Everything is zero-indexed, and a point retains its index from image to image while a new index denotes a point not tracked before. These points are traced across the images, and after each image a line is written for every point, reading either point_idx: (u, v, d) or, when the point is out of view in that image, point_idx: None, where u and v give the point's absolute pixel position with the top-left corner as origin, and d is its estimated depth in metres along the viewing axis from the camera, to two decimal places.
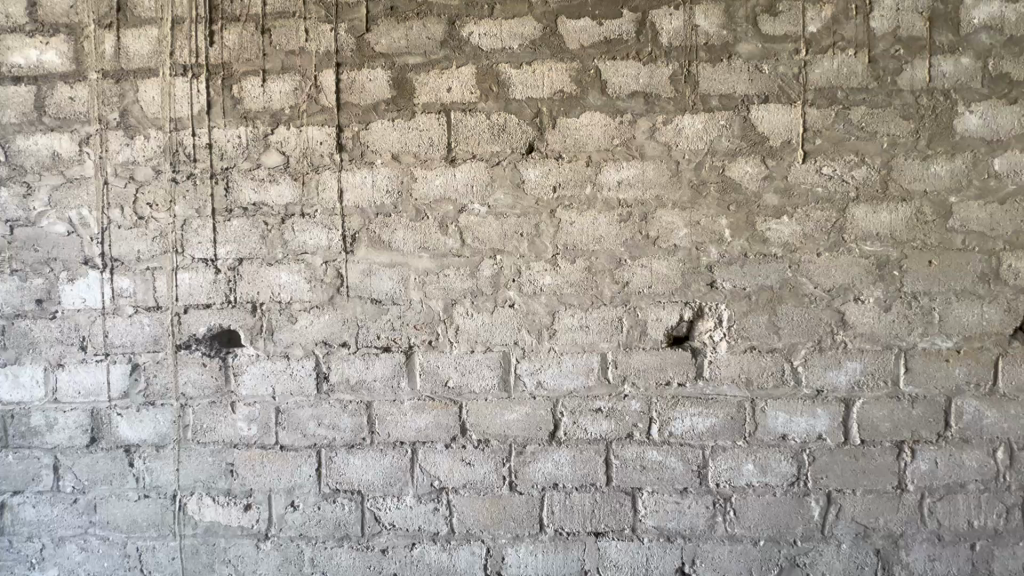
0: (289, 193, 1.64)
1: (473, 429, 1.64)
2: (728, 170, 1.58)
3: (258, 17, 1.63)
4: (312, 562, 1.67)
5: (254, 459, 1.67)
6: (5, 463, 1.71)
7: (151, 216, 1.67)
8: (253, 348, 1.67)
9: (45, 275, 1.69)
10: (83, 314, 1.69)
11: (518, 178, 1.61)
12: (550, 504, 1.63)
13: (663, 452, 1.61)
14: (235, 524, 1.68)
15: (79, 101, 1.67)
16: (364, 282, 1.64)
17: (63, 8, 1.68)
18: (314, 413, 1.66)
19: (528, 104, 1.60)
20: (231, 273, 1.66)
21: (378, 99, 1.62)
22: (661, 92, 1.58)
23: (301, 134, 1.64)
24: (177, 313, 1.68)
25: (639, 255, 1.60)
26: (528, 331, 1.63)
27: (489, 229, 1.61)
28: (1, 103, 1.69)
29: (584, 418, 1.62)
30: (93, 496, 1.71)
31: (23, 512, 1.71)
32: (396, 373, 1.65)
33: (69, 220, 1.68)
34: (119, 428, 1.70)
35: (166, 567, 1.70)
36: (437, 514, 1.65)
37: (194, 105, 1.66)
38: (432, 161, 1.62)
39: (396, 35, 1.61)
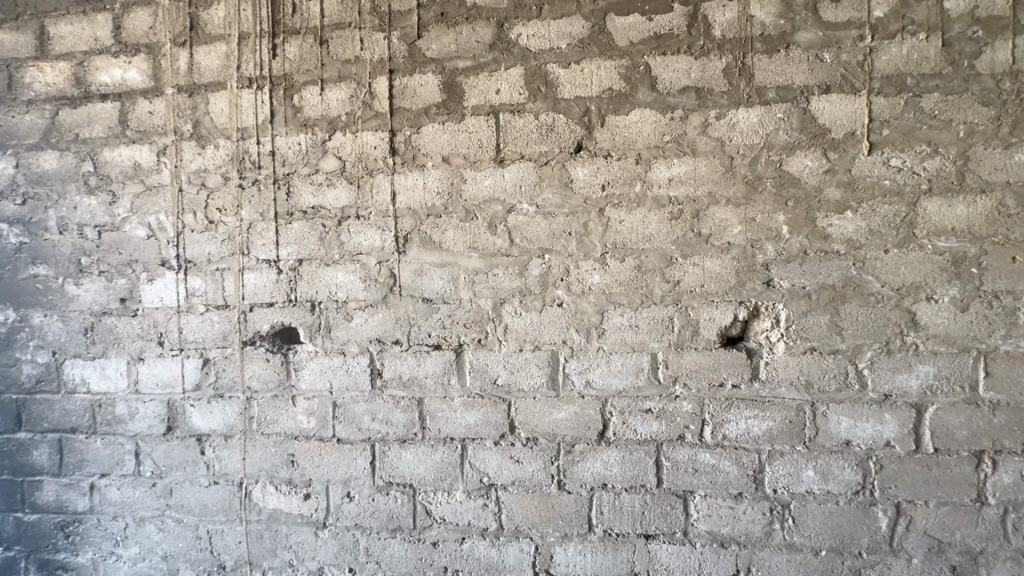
0: (345, 196, 1.71)
1: (522, 427, 1.65)
2: (786, 165, 1.52)
3: (316, 29, 1.72)
4: (366, 551, 1.73)
5: (313, 450, 1.76)
6: (94, 447, 1.87)
7: (220, 220, 1.78)
8: (312, 344, 1.76)
9: (128, 276, 1.84)
10: (161, 311, 1.83)
11: (567, 177, 1.61)
12: (598, 504, 1.62)
13: (716, 455, 1.57)
14: (296, 512, 1.77)
15: (157, 115, 1.81)
16: (415, 282, 1.69)
17: (143, 30, 1.82)
18: (369, 408, 1.73)
19: (576, 103, 1.60)
20: (292, 273, 1.75)
21: (429, 104, 1.67)
22: (714, 87, 1.54)
23: (357, 139, 1.70)
24: (243, 311, 1.79)
25: (691, 253, 1.57)
26: (577, 330, 1.63)
27: (538, 229, 1.62)
28: (90, 119, 1.85)
29: (633, 419, 1.60)
30: (169, 481, 1.84)
31: (109, 494, 1.87)
32: (447, 371, 1.69)
33: (149, 225, 1.82)
34: (192, 418, 1.82)
35: (234, 549, 1.81)
36: (486, 510, 1.68)
37: (259, 115, 1.76)
38: (481, 162, 1.64)
39: (446, 40, 1.65)
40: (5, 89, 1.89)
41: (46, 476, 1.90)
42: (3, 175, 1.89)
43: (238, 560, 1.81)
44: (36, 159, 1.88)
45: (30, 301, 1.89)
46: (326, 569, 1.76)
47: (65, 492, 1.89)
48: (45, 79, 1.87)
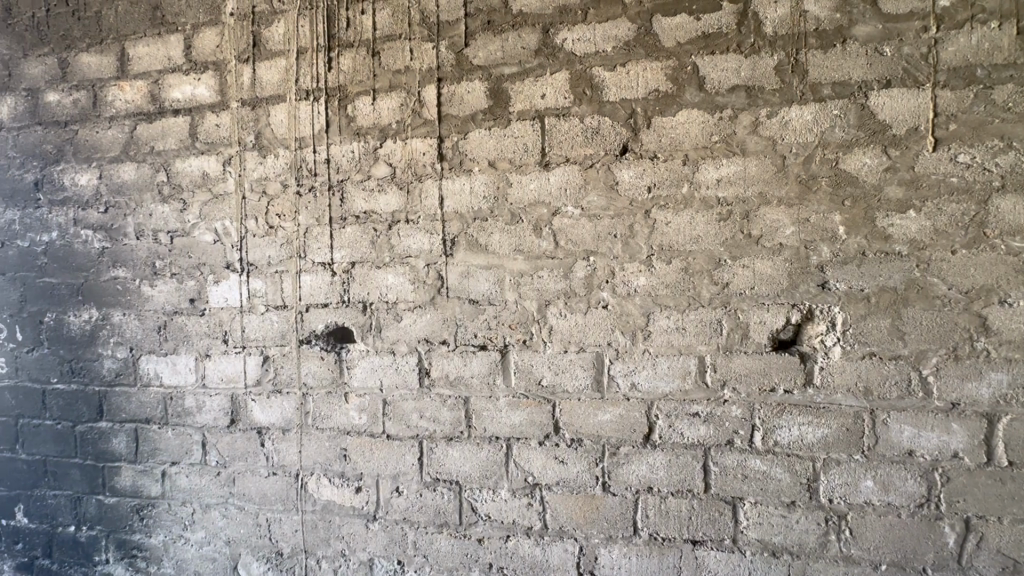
0: (395, 201, 1.78)
1: (566, 428, 1.66)
2: (842, 163, 1.47)
3: (369, 41, 1.79)
4: (414, 545, 1.79)
5: (364, 446, 1.83)
6: (165, 437, 2.02)
7: (279, 225, 1.89)
8: (363, 344, 1.83)
9: (197, 278, 1.97)
10: (226, 311, 1.95)
11: (612, 180, 1.61)
12: (644, 507, 1.61)
13: (767, 461, 1.53)
14: (348, 504, 1.85)
15: (223, 128, 1.94)
16: (462, 284, 1.73)
17: (211, 48, 1.95)
18: (417, 406, 1.78)
19: (621, 106, 1.60)
20: (346, 275, 1.83)
21: (476, 110, 1.71)
22: (765, 85, 1.51)
23: (407, 146, 1.77)
24: (300, 311, 1.89)
25: (740, 255, 1.54)
26: (622, 332, 1.62)
27: (583, 231, 1.63)
28: (164, 132, 2.00)
29: (680, 422, 1.59)
30: (232, 471, 1.96)
31: (178, 481, 2.01)
32: (492, 371, 1.72)
33: (215, 230, 1.95)
34: (253, 411, 1.93)
35: (291, 538, 1.90)
36: (531, 509, 1.70)
37: (315, 125, 1.85)
38: (527, 166, 1.67)
39: (493, 47, 1.69)
40: (91, 108, 2.07)
41: (123, 463, 2.06)
42: (89, 186, 2.07)
43: (294, 548, 1.90)
44: (117, 171, 2.05)
45: (111, 301, 2.06)
46: (376, 560, 1.83)
47: (140, 478, 2.04)
48: (125, 97, 2.04)
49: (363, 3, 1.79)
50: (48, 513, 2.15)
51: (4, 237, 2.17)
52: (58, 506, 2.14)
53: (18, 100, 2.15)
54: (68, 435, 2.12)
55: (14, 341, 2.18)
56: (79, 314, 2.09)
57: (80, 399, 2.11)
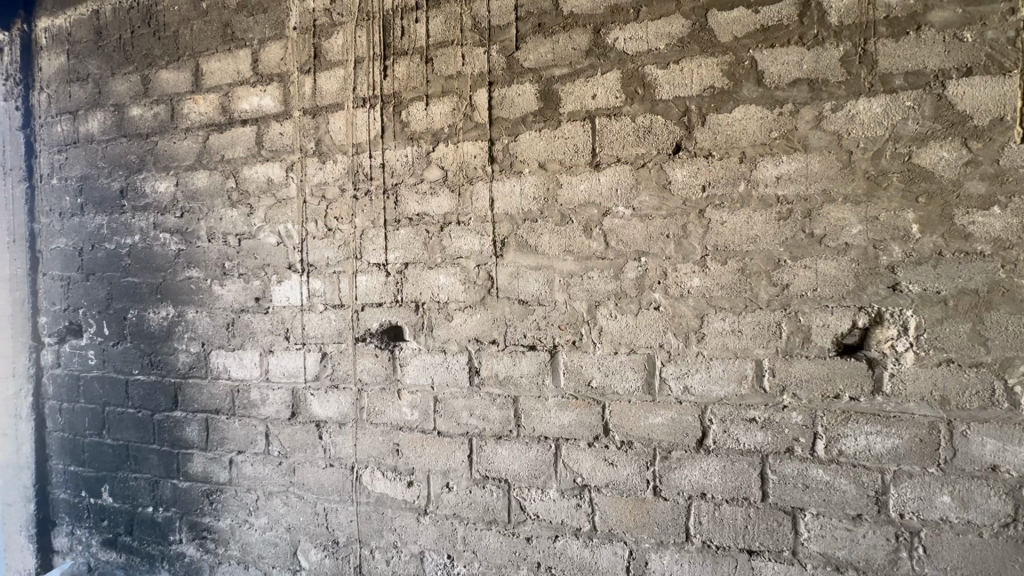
0: (447, 204, 1.82)
1: (616, 429, 1.65)
2: (915, 157, 1.39)
3: (423, 49, 1.84)
4: (464, 540, 1.82)
5: (416, 441, 1.88)
6: (233, 427, 2.15)
7: (337, 227, 1.97)
8: (415, 342, 1.88)
9: (262, 278, 2.09)
10: (288, 309, 2.06)
11: (664, 179, 1.59)
12: (697, 513, 1.58)
13: (831, 471, 1.46)
14: (400, 498, 1.91)
15: (286, 136, 2.05)
16: (512, 284, 1.75)
17: (275, 61, 2.06)
18: (467, 404, 1.82)
19: (675, 104, 1.58)
20: (399, 275, 1.89)
21: (527, 112, 1.73)
22: (830, 77, 1.45)
23: (458, 149, 1.80)
24: (356, 310, 1.96)
25: (802, 255, 1.48)
26: (675, 334, 1.60)
27: (634, 231, 1.62)
28: (233, 142, 2.13)
29: (736, 427, 1.54)
30: (292, 461, 2.06)
31: (244, 469, 2.13)
32: (542, 371, 1.73)
33: (279, 233, 2.06)
34: (312, 405, 2.03)
35: (346, 527, 1.99)
36: (579, 510, 1.69)
37: (371, 131, 1.92)
38: (577, 167, 1.67)
39: (544, 49, 1.70)
40: (169, 120, 2.24)
41: (195, 450, 2.21)
42: (167, 193, 2.24)
43: (349, 537, 1.98)
44: (191, 178, 2.20)
45: (186, 299, 2.22)
46: (426, 553, 1.88)
47: (210, 465, 2.19)
48: (199, 109, 2.19)
49: (417, 12, 1.85)
50: (130, 494, 2.34)
51: (94, 240, 2.38)
52: (138, 488, 2.32)
53: (106, 115, 2.35)
54: (147, 422, 2.30)
55: (102, 335, 2.38)
56: (157, 311, 2.27)
57: (158, 390, 2.28)
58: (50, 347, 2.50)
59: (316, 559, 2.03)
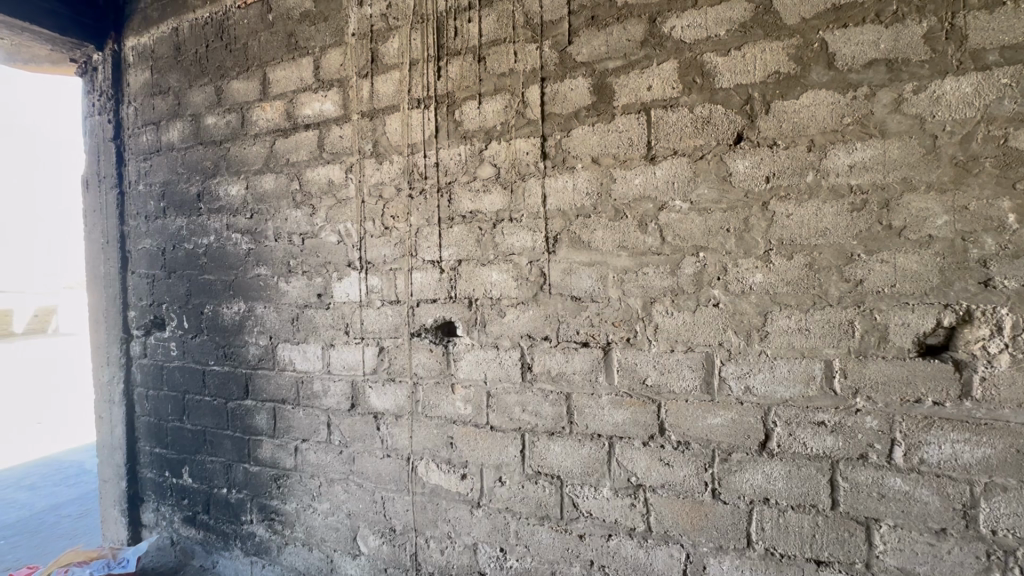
0: (499, 201, 1.83)
1: (672, 429, 1.61)
2: (1012, 140, 1.26)
3: (475, 48, 1.86)
4: (516, 534, 1.84)
5: (469, 435, 1.91)
6: (298, 416, 2.27)
7: (394, 225, 2.04)
8: (469, 337, 1.91)
9: (323, 275, 2.19)
10: (348, 305, 2.15)
11: (724, 171, 1.53)
12: (759, 519, 1.51)
13: (910, 481, 1.36)
14: (454, 490, 1.95)
15: (345, 138, 2.13)
16: (565, 281, 1.74)
17: (335, 67, 2.15)
18: (520, 400, 1.83)
19: (736, 92, 1.51)
20: (453, 272, 1.93)
21: (580, 107, 1.71)
22: (911, 56, 1.34)
23: (511, 147, 1.81)
24: (411, 306, 2.02)
25: (878, 249, 1.38)
26: (736, 332, 1.54)
27: (691, 225, 1.57)
28: (297, 146, 2.25)
29: (803, 431, 1.47)
30: (352, 450, 2.15)
31: (308, 456, 2.25)
32: (595, 368, 1.72)
33: (339, 232, 2.15)
34: (370, 397, 2.11)
35: (403, 516, 2.05)
36: (634, 510, 1.67)
37: (426, 131, 1.97)
38: (632, 161, 1.64)
39: (597, 42, 1.68)
40: (240, 128, 2.39)
41: (264, 437, 2.35)
42: (238, 196, 2.39)
43: (406, 525, 2.05)
44: (260, 182, 2.34)
45: (255, 295, 2.36)
46: (479, 545, 1.91)
47: (277, 451, 2.32)
48: (266, 116, 2.32)
49: (470, 12, 1.87)
50: (207, 476, 2.52)
51: (175, 241, 2.58)
52: (214, 470, 2.50)
53: (185, 125, 2.54)
54: (222, 410, 2.47)
55: (182, 328, 2.58)
56: (230, 306, 2.43)
57: (231, 380, 2.44)
58: (138, 339, 2.74)
59: (374, 546, 2.12)
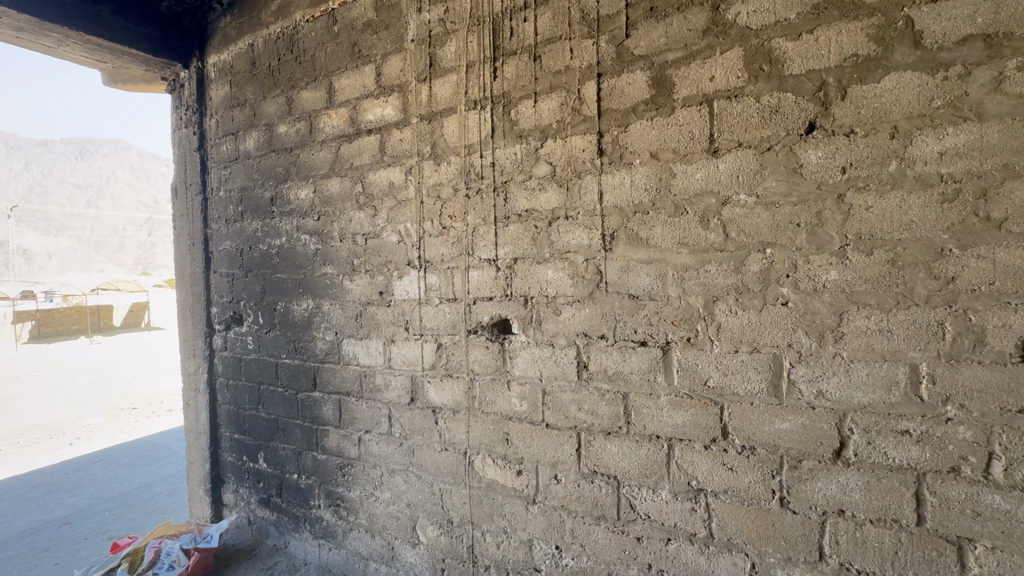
0: (555, 199, 1.83)
1: (736, 433, 1.55)
2: None
3: (531, 47, 1.87)
4: (572, 533, 1.84)
5: (525, 432, 1.93)
6: (361, 408, 2.38)
7: (451, 225, 2.09)
8: (524, 335, 1.93)
9: (385, 273, 2.28)
10: (407, 302, 2.22)
11: (794, 162, 1.45)
12: (833, 532, 1.43)
13: (1011, 499, 1.24)
14: (510, 485, 1.97)
15: (405, 141, 2.21)
16: (622, 279, 1.72)
17: (396, 73, 2.22)
18: (575, 398, 1.82)
19: (808, 78, 1.43)
20: (509, 270, 1.95)
21: (637, 101, 1.68)
22: (1014, 29, 1.21)
23: (566, 144, 1.81)
24: (468, 303, 2.06)
25: (973, 243, 1.26)
26: (807, 332, 1.45)
27: (758, 221, 1.50)
28: (360, 150, 2.35)
29: (883, 440, 1.37)
30: (412, 443, 2.23)
31: (371, 447, 2.35)
32: (653, 368, 1.68)
33: (399, 232, 2.23)
34: (429, 392, 2.18)
35: (460, 508, 2.10)
36: (695, 515, 1.62)
37: (482, 131, 1.99)
38: (694, 155, 1.59)
39: (656, 34, 1.64)
40: (308, 135, 2.53)
41: (331, 427, 2.49)
42: (307, 199, 2.54)
43: (463, 518, 2.10)
44: (327, 185, 2.47)
45: (322, 293, 2.50)
46: (535, 542, 1.92)
47: (343, 441, 2.44)
48: (332, 123, 2.44)
49: (526, 12, 1.88)
50: (280, 461, 2.70)
51: (251, 242, 2.78)
52: (286, 456, 2.67)
53: (260, 134, 2.72)
54: (292, 400, 2.63)
55: (257, 323, 2.77)
56: (300, 303, 2.58)
57: (300, 372, 2.60)
58: (219, 333, 2.97)
59: (433, 536, 2.18)
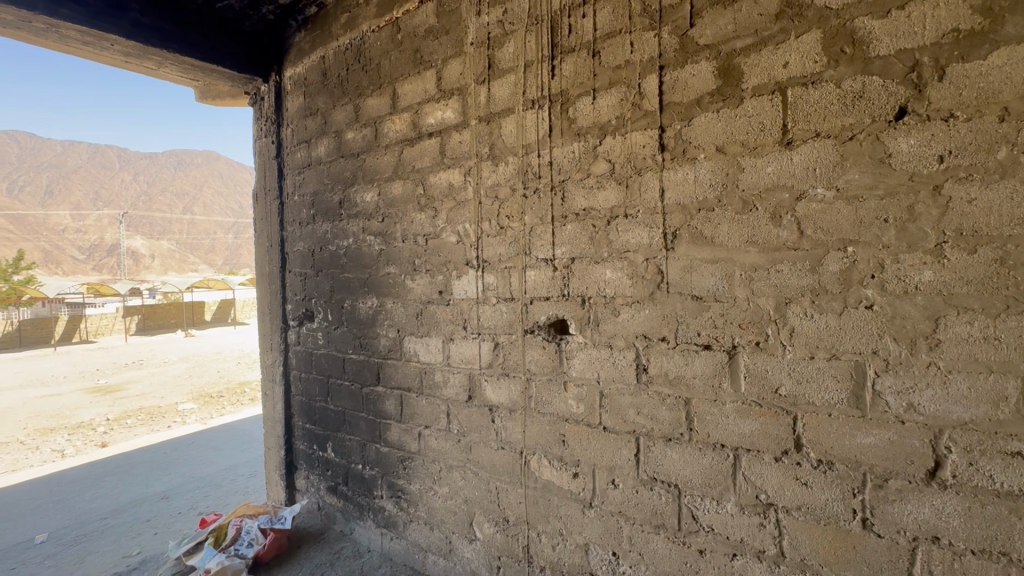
0: (614, 197, 1.79)
1: (811, 445, 1.44)
2: None
3: (590, 43, 1.83)
4: (630, 540, 1.79)
5: (581, 434, 1.90)
6: (421, 404, 2.45)
7: (508, 225, 2.09)
8: (581, 335, 1.90)
9: (444, 273, 2.34)
10: (466, 301, 2.26)
11: (881, 152, 1.32)
12: (926, 561, 1.29)
13: None
14: (566, 488, 1.95)
15: (464, 143, 2.24)
16: (685, 279, 1.65)
17: (456, 77, 2.27)
18: (634, 402, 1.77)
19: (898, 58, 1.30)
20: (566, 270, 1.93)
21: (702, 93, 1.60)
22: None
23: (626, 141, 1.76)
24: (525, 303, 2.06)
25: None
26: (895, 339, 1.32)
27: (837, 216, 1.38)
28: (421, 153, 2.42)
29: (989, 462, 1.22)
30: (469, 440, 2.26)
31: (430, 442, 2.41)
32: (718, 373, 1.60)
33: (458, 232, 2.28)
34: (486, 390, 2.20)
35: (516, 507, 2.11)
36: (764, 531, 1.52)
37: (539, 131, 1.99)
38: (764, 147, 1.49)
39: (723, 22, 1.56)
40: (373, 140, 2.64)
41: (392, 421, 2.58)
42: (372, 202, 2.65)
43: (519, 517, 2.10)
44: (390, 188, 2.56)
45: (385, 291, 2.60)
46: (592, 546, 1.89)
47: (404, 435, 2.53)
48: (395, 128, 2.53)
49: (585, 7, 1.85)
50: (346, 452, 2.84)
51: (322, 243, 2.94)
52: (352, 447, 2.80)
53: (330, 141, 2.88)
54: (358, 394, 2.76)
55: (327, 320, 2.93)
56: (366, 301, 2.70)
57: (365, 367, 2.72)
58: (293, 329, 3.18)
59: (489, 533, 2.21)
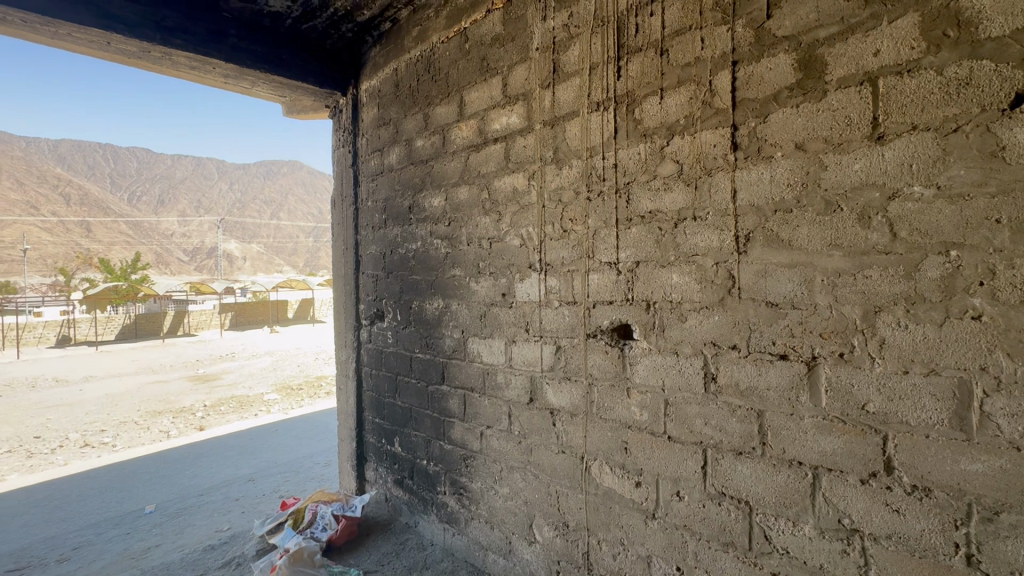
0: (682, 199, 1.73)
1: (904, 469, 1.31)
2: None
3: (657, 41, 1.79)
4: (695, 556, 1.72)
5: (644, 442, 1.85)
6: (484, 404, 2.50)
7: (572, 229, 2.09)
8: (646, 341, 1.85)
9: (508, 276, 2.37)
10: (528, 304, 2.28)
11: (991, 145, 1.18)
12: None
13: None
14: (627, 496, 1.91)
15: (528, 147, 2.27)
16: (759, 284, 1.56)
17: (521, 83, 2.30)
18: (701, 412, 1.70)
19: (1014, 39, 1.16)
20: (630, 274, 1.89)
21: (780, 88, 1.51)
22: None
23: (695, 140, 1.69)
24: (588, 307, 2.04)
25: None
26: (1009, 355, 1.17)
27: (938, 217, 1.25)
28: (487, 158, 2.47)
29: None
30: (530, 442, 2.27)
31: (492, 442, 2.45)
32: (796, 386, 1.49)
33: (521, 236, 2.30)
34: (547, 393, 2.20)
35: (576, 512, 2.09)
36: (847, 559, 1.40)
37: (604, 133, 1.97)
38: (851, 143, 1.38)
39: (804, 11, 1.46)
40: (441, 147, 2.73)
41: (456, 420, 2.65)
42: (439, 207, 2.74)
43: (579, 523, 2.08)
44: (457, 193, 2.64)
45: (451, 293, 2.68)
46: (654, 559, 1.83)
47: (467, 434, 2.59)
48: (462, 134, 2.61)
49: (652, 5, 1.81)
50: (412, 447, 2.95)
51: (393, 246, 3.08)
52: (417, 443, 2.91)
53: (401, 149, 3.01)
54: (424, 391, 2.86)
55: (396, 320, 3.07)
56: (432, 302, 2.80)
57: (431, 366, 2.81)
58: (366, 327, 3.35)
59: (548, 537, 2.20)
